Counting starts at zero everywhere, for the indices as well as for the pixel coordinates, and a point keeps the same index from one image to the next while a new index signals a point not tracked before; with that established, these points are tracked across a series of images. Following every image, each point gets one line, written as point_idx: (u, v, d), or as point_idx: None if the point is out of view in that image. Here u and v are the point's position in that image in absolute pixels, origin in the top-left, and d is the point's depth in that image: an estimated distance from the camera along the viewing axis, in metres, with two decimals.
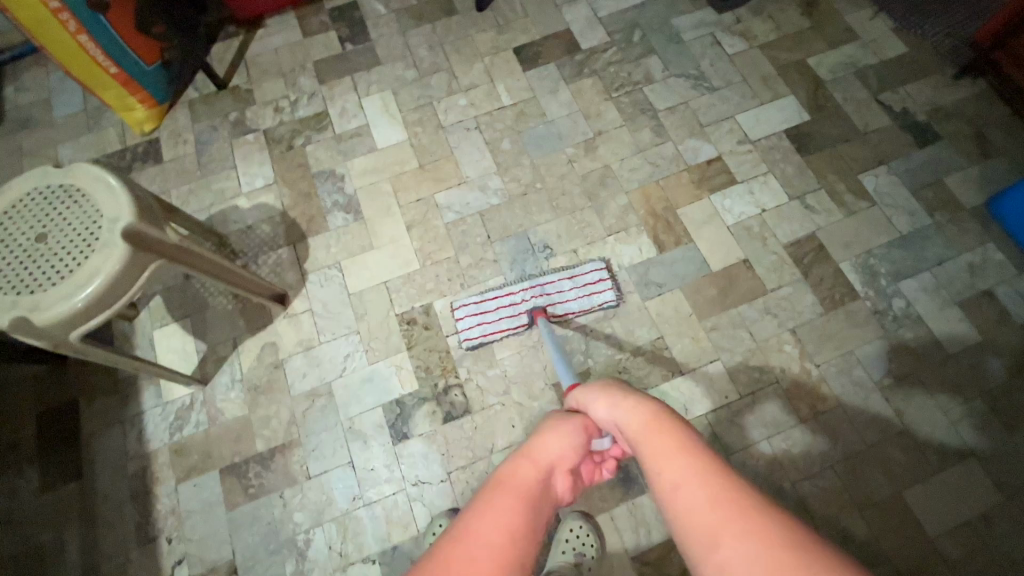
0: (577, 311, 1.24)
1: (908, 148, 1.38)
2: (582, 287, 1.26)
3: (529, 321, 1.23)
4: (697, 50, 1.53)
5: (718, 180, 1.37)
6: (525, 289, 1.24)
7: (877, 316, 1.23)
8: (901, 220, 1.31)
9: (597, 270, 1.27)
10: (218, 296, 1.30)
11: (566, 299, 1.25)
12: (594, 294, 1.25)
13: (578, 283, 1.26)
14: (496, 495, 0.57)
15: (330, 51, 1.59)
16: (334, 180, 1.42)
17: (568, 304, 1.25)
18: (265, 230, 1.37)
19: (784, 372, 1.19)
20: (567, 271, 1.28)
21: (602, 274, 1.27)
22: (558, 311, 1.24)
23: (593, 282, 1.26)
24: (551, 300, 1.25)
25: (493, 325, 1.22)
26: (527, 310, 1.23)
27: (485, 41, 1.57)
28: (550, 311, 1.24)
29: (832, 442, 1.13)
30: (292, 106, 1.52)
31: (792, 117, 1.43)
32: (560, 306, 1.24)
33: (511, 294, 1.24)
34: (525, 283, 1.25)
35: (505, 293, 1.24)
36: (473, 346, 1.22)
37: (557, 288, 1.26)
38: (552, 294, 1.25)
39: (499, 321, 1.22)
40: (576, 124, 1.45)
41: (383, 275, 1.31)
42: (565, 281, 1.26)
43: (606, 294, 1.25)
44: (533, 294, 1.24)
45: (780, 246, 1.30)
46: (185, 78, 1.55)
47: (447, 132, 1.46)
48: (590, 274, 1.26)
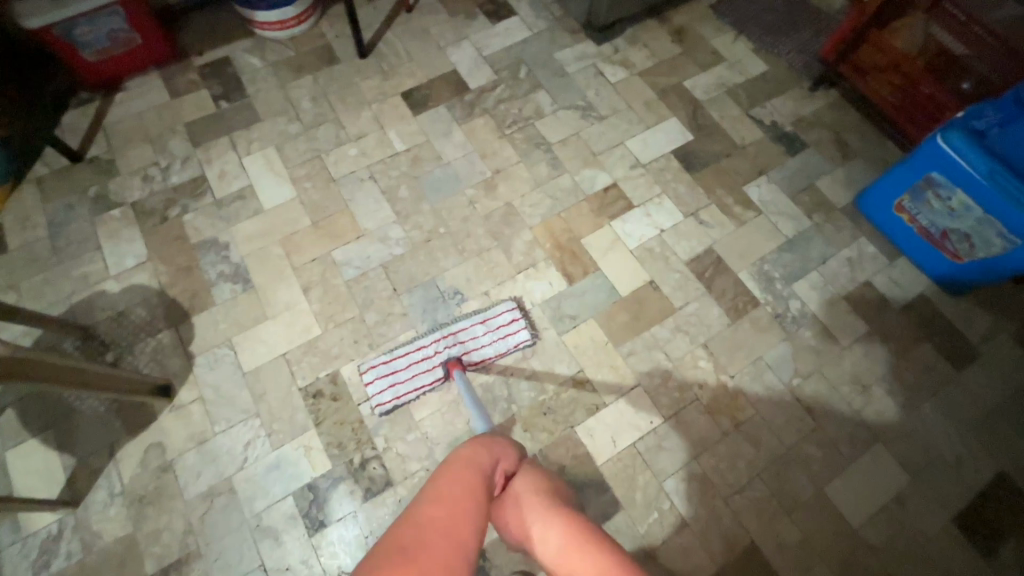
0: (494, 356, 1.20)
1: (781, 157, 1.48)
2: (495, 330, 1.21)
3: (444, 374, 1.17)
4: (582, 81, 1.57)
5: (616, 206, 1.39)
6: (436, 341, 1.18)
7: (778, 319, 1.28)
8: (786, 225, 1.39)
9: (509, 310, 1.23)
10: (86, 399, 1.14)
11: (481, 344, 1.20)
12: (508, 335, 1.21)
13: (491, 326, 1.21)
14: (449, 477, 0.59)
15: (202, 110, 1.48)
16: (218, 249, 1.30)
17: (483, 350, 1.20)
18: (141, 314, 1.23)
19: (702, 387, 1.21)
20: (479, 314, 1.23)
21: (514, 314, 1.23)
22: (475, 358, 1.19)
23: (506, 324, 1.22)
24: (465, 348, 1.19)
25: (406, 384, 1.15)
26: (442, 362, 1.17)
27: (371, 89, 1.53)
28: (465, 360, 1.19)
29: (755, 450, 1.15)
30: (163, 172, 1.39)
31: (678, 137, 1.50)
32: (475, 353, 1.19)
33: (422, 348, 1.17)
34: (436, 334, 1.19)
35: (416, 349, 1.17)
36: (387, 411, 1.14)
37: (470, 335, 1.20)
38: (466, 342, 1.19)
39: (413, 380, 1.15)
40: (472, 164, 1.44)
41: (282, 348, 1.20)
42: (477, 325, 1.21)
43: (521, 334, 1.21)
44: (446, 344, 1.18)
45: (682, 263, 1.33)
46: (32, 153, 1.39)
47: (339, 185, 1.39)
48: (502, 315, 1.22)
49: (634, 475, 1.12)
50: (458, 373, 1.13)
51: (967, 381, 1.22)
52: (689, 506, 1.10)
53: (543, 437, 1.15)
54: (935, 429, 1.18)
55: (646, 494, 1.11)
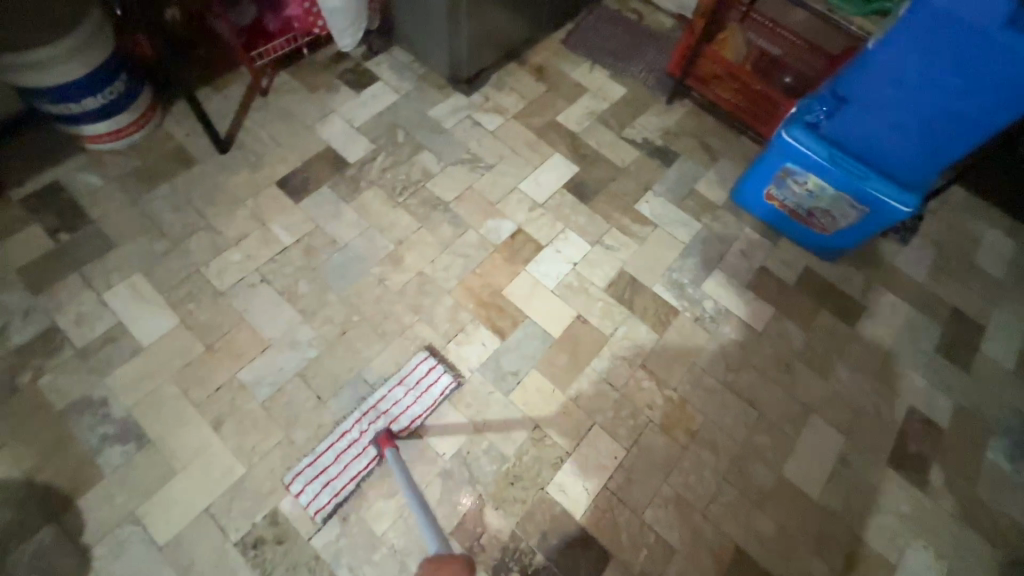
0: (422, 413, 1.16)
1: (660, 170, 1.59)
2: (414, 387, 1.18)
3: (377, 451, 1.10)
4: (461, 134, 1.58)
5: (526, 250, 1.40)
6: (358, 421, 1.13)
7: (699, 322, 1.35)
8: (681, 232, 1.49)
9: (423, 361, 1.22)
10: None
11: (405, 406, 1.16)
12: (429, 387, 1.19)
13: (410, 384, 1.19)
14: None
15: (37, 249, 1.26)
16: (94, 408, 1.10)
17: (409, 412, 1.16)
18: (4, 516, 1.00)
19: (653, 407, 1.23)
20: (395, 378, 1.20)
21: (429, 363, 1.21)
22: (403, 423, 1.14)
23: (424, 377, 1.19)
24: (390, 417, 1.15)
25: (341, 478, 1.07)
26: (371, 441, 1.11)
27: (241, 184, 1.41)
28: (394, 429, 1.14)
29: (715, 456, 1.19)
30: (0, 334, 1.16)
31: (565, 171, 1.55)
32: (402, 418, 1.15)
33: (346, 434, 1.12)
34: (357, 413, 1.15)
35: (339, 436, 1.11)
36: (328, 512, 1.04)
37: (392, 401, 1.17)
38: (389, 410, 1.15)
39: (346, 471, 1.08)
40: (372, 241, 1.37)
41: (201, 502, 1.04)
42: (396, 389, 1.18)
43: (441, 380, 1.19)
44: (369, 421, 1.14)
45: (603, 291, 1.36)
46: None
47: (228, 297, 1.25)
48: (417, 369, 1.20)
49: (614, 518, 1.11)
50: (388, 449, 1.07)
51: (863, 334, 1.38)
52: (673, 531, 1.11)
53: (517, 509, 1.10)
54: (852, 385, 1.31)
55: (631, 535, 1.10)
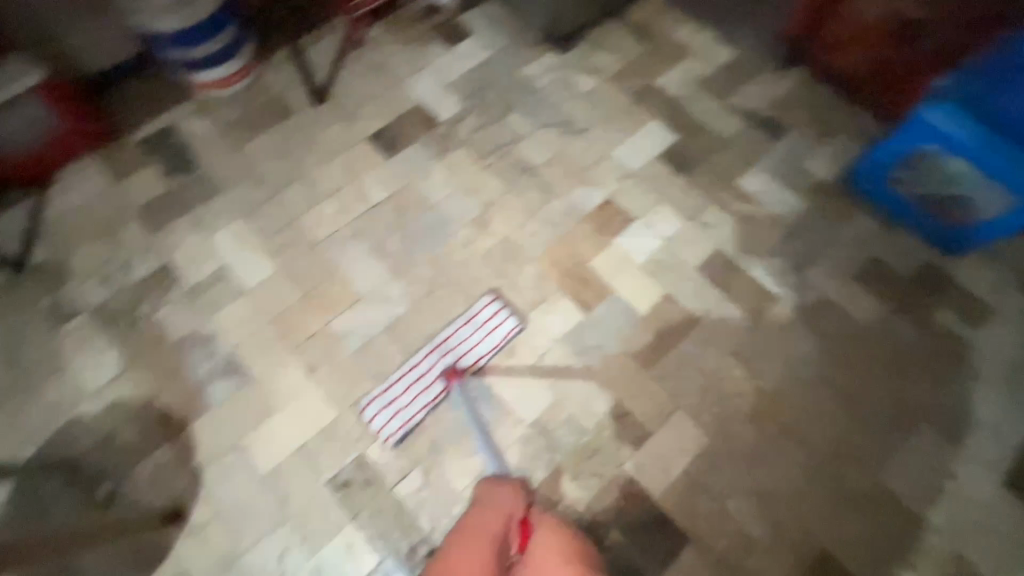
0: (488, 353, 1.17)
1: (766, 144, 1.47)
2: (480, 327, 1.19)
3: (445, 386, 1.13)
4: (554, 96, 1.51)
5: (617, 221, 1.35)
6: (427, 355, 1.15)
7: (798, 312, 1.27)
8: (785, 213, 1.38)
9: (489, 303, 1.21)
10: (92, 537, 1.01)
11: (472, 345, 1.17)
12: (495, 328, 1.19)
13: (476, 324, 1.19)
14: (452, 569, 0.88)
15: (153, 190, 1.34)
16: (204, 343, 1.18)
17: (476, 350, 1.17)
18: (130, 432, 1.10)
19: (742, 396, 1.18)
20: (461, 317, 1.21)
21: (495, 305, 1.21)
22: (470, 360, 1.16)
23: (490, 318, 1.19)
24: (456, 354, 1.16)
25: (410, 408, 1.11)
26: (438, 376, 1.14)
27: (336, 137, 1.43)
28: (460, 365, 1.16)
29: (806, 453, 1.13)
30: (123, 268, 1.25)
31: (662, 140, 1.46)
32: (469, 356, 1.17)
33: (416, 367, 1.14)
34: (426, 348, 1.16)
35: (410, 369, 1.14)
36: (400, 440, 1.10)
37: (458, 338, 1.17)
38: (456, 348, 1.16)
39: (415, 401, 1.11)
40: (460, 202, 1.36)
41: (298, 440, 1.10)
42: (463, 327, 1.18)
43: (507, 323, 1.19)
44: (437, 356, 1.15)
45: (695, 270, 1.30)
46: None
47: (322, 249, 1.29)
48: (483, 310, 1.20)
49: (692, 503, 1.08)
50: None
51: (988, 341, 1.24)
52: (754, 524, 1.07)
53: (594, 482, 1.10)
54: (970, 395, 1.19)
55: (709, 521, 1.07)
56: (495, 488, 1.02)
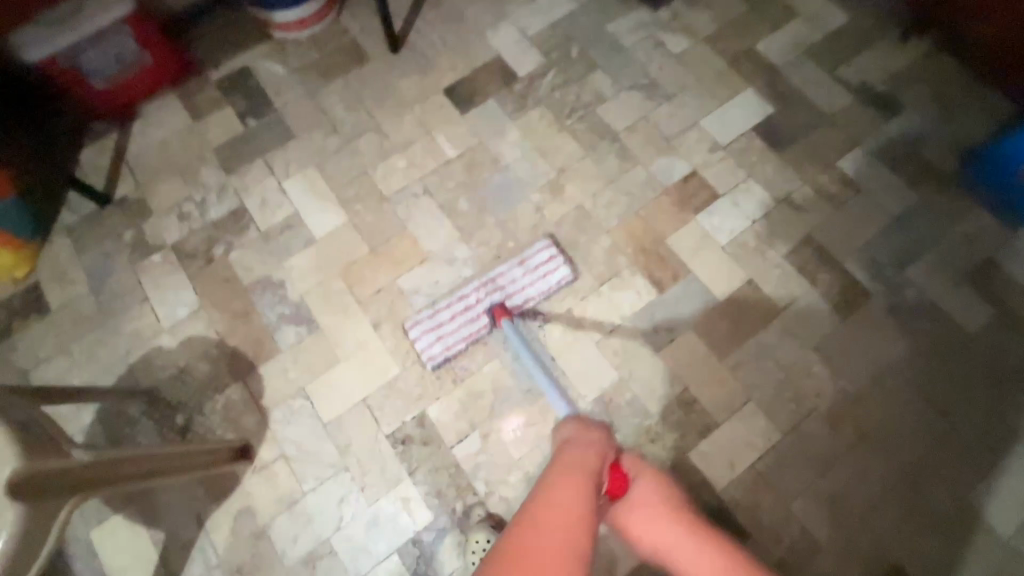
0: (536, 297, 1.16)
1: (875, 124, 1.32)
2: (534, 270, 1.17)
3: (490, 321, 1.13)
4: (641, 56, 1.40)
5: (700, 197, 1.26)
6: (476, 288, 1.15)
7: (894, 311, 1.16)
8: (889, 201, 1.25)
9: (545, 248, 1.19)
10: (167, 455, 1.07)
11: (522, 287, 1.16)
12: (548, 274, 1.17)
13: (530, 266, 1.17)
14: (532, 529, 0.45)
15: (229, 131, 1.34)
16: (274, 288, 1.20)
17: (525, 293, 1.16)
18: (204, 368, 1.14)
19: (821, 396, 1.10)
20: (515, 257, 1.19)
21: (551, 251, 1.18)
22: (518, 302, 1.15)
23: (544, 263, 1.18)
24: (505, 293, 1.15)
25: (453, 335, 1.12)
26: (485, 310, 1.13)
27: (410, 87, 1.37)
28: (508, 305, 1.15)
29: (885, 462, 1.06)
30: (200, 208, 1.27)
31: (757, 111, 1.34)
32: (517, 297, 1.16)
33: (464, 297, 1.14)
34: (476, 281, 1.16)
35: (458, 298, 1.14)
36: (438, 363, 1.11)
37: (510, 278, 1.16)
38: (506, 286, 1.16)
39: (459, 329, 1.12)
40: (534, 165, 1.29)
41: (361, 392, 1.11)
42: (516, 268, 1.17)
43: (561, 271, 1.17)
44: (487, 291, 1.15)
45: (781, 257, 1.21)
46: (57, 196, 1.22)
47: (391, 204, 1.26)
48: (539, 254, 1.18)
49: (756, 499, 1.04)
50: (506, 321, 1.08)
51: None
52: (822, 529, 1.02)
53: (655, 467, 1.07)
54: None
55: (772, 520, 1.03)
56: (576, 424, 0.67)
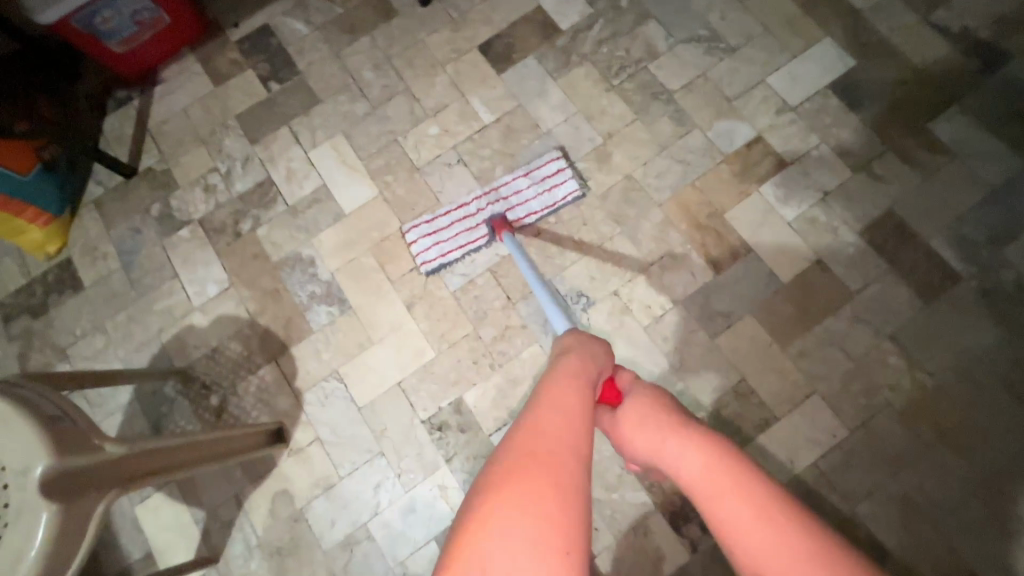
0: (540, 211, 1.12)
1: (976, 77, 1.14)
2: (539, 182, 1.13)
3: (489, 232, 1.10)
4: (701, 2, 1.23)
5: (764, 166, 1.12)
6: (478, 197, 1.12)
7: (987, 297, 1.03)
8: (988, 170, 1.09)
9: (553, 161, 1.13)
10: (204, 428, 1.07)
11: (525, 199, 1.12)
12: (554, 188, 1.12)
13: (535, 178, 1.13)
14: (534, 421, 0.38)
15: (252, 97, 1.26)
16: (304, 266, 1.14)
17: (527, 205, 1.12)
18: (236, 348, 1.11)
19: (896, 391, 1.00)
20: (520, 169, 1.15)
21: (559, 163, 1.13)
22: (520, 215, 1.11)
23: (550, 175, 1.13)
24: (508, 204, 1.12)
25: (451, 242, 1.10)
26: (486, 220, 1.11)
27: (441, 44, 1.26)
28: (511, 217, 1.11)
29: (966, 463, 0.96)
30: (225, 179, 1.21)
31: (835, 64, 1.17)
32: (520, 209, 1.12)
33: (464, 206, 1.12)
34: (477, 192, 1.13)
35: (457, 207, 1.12)
36: (433, 269, 1.10)
37: (513, 189, 1.13)
38: (509, 198, 1.12)
39: (457, 237, 1.10)
40: (577, 130, 1.18)
41: (395, 375, 1.07)
42: (520, 179, 1.13)
43: (568, 184, 1.12)
44: (489, 202, 1.12)
45: (856, 235, 1.08)
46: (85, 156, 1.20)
47: (424, 175, 1.17)
48: (545, 166, 1.13)
49: (816, 499, 0.97)
50: (504, 227, 1.05)
51: None
52: (890, 534, 0.94)
53: None
54: None
55: (833, 522, 0.95)
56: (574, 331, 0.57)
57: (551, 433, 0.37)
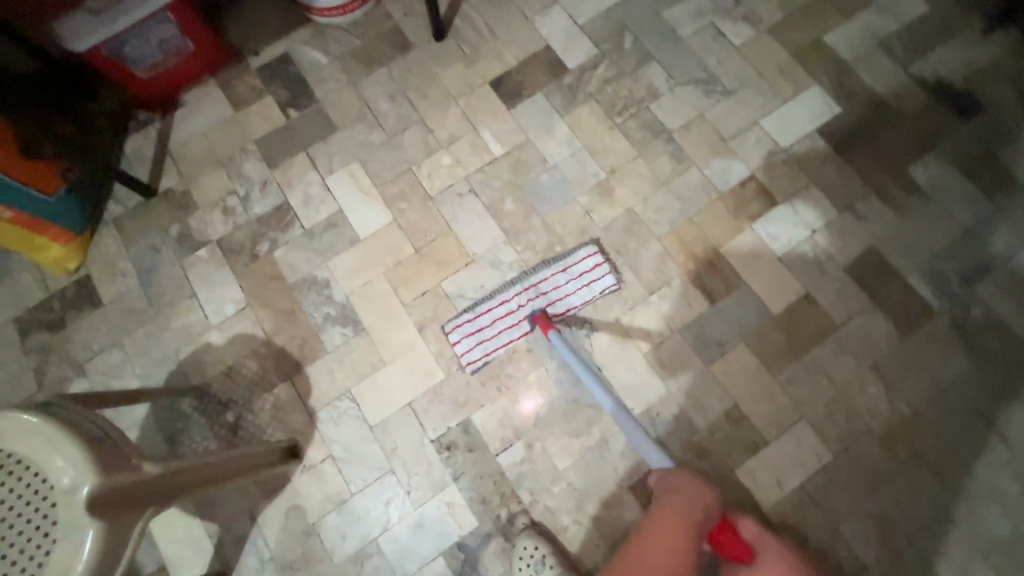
0: (578, 305, 1.13)
1: (951, 125, 1.23)
2: (578, 278, 1.13)
3: (530, 327, 1.11)
4: (700, 47, 1.32)
5: (757, 204, 1.20)
6: (519, 295, 1.11)
7: (959, 330, 1.11)
8: (961, 211, 1.18)
9: (591, 255, 1.13)
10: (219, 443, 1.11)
11: (565, 294, 1.13)
12: (592, 282, 1.13)
13: (574, 273, 1.13)
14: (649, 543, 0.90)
15: (271, 122, 1.31)
16: (319, 287, 1.19)
17: (568, 300, 1.13)
18: (252, 366, 1.15)
19: (876, 417, 1.07)
20: (558, 262, 1.13)
21: (596, 258, 1.13)
22: (559, 308, 1.13)
23: (589, 271, 1.13)
24: (548, 299, 1.12)
25: (494, 341, 1.11)
26: (527, 315, 1.11)
27: (454, 78, 1.32)
28: (550, 311, 1.12)
29: (940, 484, 1.03)
30: (244, 202, 1.26)
31: (822, 110, 1.26)
32: (559, 303, 1.13)
33: (505, 303, 1.11)
34: (518, 286, 1.11)
35: (499, 303, 1.11)
36: (478, 368, 1.11)
37: (553, 284, 1.12)
38: (549, 293, 1.12)
39: (500, 336, 1.10)
40: (583, 164, 1.25)
41: (407, 397, 1.12)
42: (560, 274, 1.12)
43: (605, 279, 1.13)
44: (529, 297, 1.11)
45: (840, 270, 1.15)
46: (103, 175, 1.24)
47: (436, 203, 1.23)
48: (584, 261, 1.13)
49: (802, 518, 1.03)
50: (555, 336, 1.06)
51: None
52: (870, 552, 1.01)
53: None
54: None
55: (818, 540, 1.02)
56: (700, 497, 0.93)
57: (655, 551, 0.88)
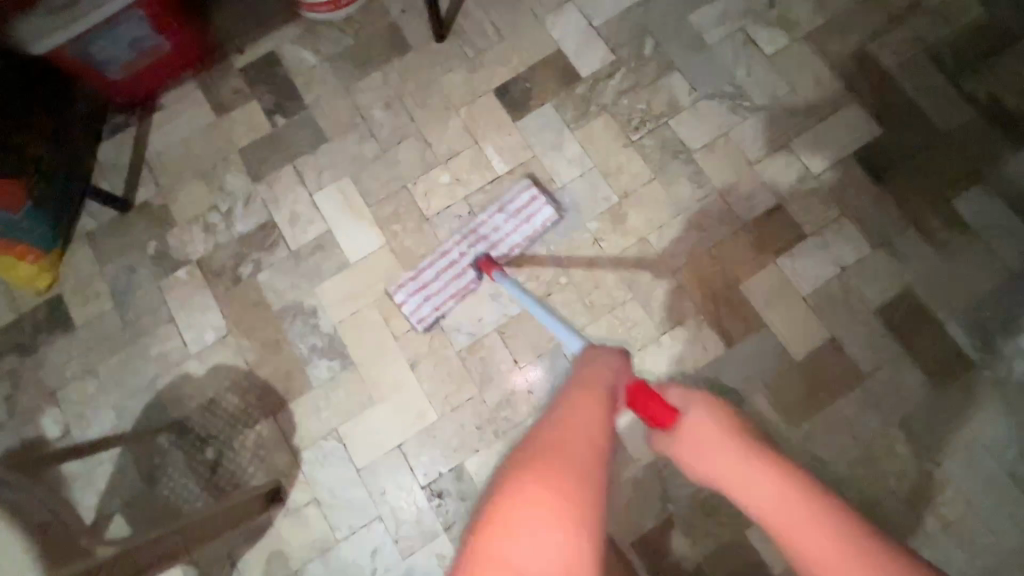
0: (522, 243, 1.10)
1: (1005, 154, 1.11)
2: (515, 215, 1.10)
3: (477, 274, 1.08)
4: (728, 55, 1.19)
5: (782, 235, 1.10)
6: (458, 242, 1.10)
7: (999, 387, 1.01)
8: (1010, 253, 1.07)
9: (525, 190, 1.11)
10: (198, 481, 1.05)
11: (506, 234, 1.10)
12: (531, 216, 1.11)
13: (510, 211, 1.11)
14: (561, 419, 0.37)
15: (255, 130, 1.21)
16: (305, 315, 1.11)
17: (510, 240, 1.10)
18: (233, 400, 1.08)
19: (903, 479, 0.99)
20: (494, 203, 1.12)
21: (531, 192, 1.11)
22: (502, 251, 1.10)
23: (527, 206, 1.11)
24: (490, 243, 1.10)
25: (441, 294, 1.08)
26: (471, 263, 1.08)
27: (456, 85, 1.20)
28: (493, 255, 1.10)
29: (968, 556, 0.95)
30: (226, 219, 1.17)
31: (861, 131, 1.14)
32: (501, 246, 1.10)
33: (447, 254, 1.09)
34: (456, 236, 1.10)
35: (441, 255, 1.09)
36: (428, 325, 1.08)
37: (491, 226, 1.10)
38: (489, 236, 1.10)
39: (446, 288, 1.08)
40: (594, 186, 1.14)
41: (396, 438, 1.05)
42: (497, 215, 1.11)
43: (543, 212, 1.10)
44: (469, 244, 1.09)
45: (871, 314, 1.06)
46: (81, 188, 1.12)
47: (433, 225, 1.13)
48: (521, 196, 1.11)
49: None
50: (496, 274, 1.02)
51: None
52: None
53: (709, 542, 0.98)
54: None
55: None
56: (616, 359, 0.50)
57: (577, 444, 0.35)
